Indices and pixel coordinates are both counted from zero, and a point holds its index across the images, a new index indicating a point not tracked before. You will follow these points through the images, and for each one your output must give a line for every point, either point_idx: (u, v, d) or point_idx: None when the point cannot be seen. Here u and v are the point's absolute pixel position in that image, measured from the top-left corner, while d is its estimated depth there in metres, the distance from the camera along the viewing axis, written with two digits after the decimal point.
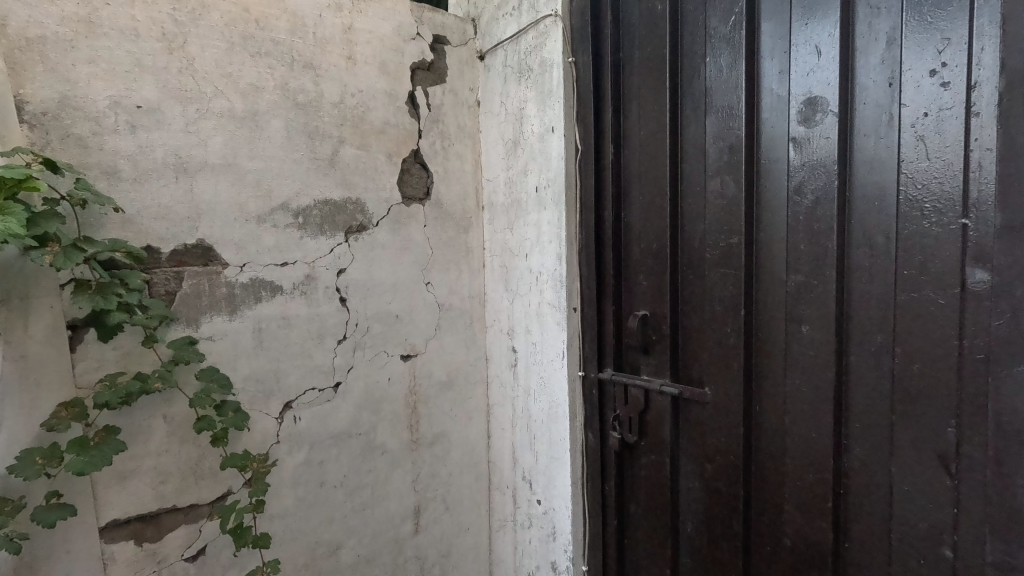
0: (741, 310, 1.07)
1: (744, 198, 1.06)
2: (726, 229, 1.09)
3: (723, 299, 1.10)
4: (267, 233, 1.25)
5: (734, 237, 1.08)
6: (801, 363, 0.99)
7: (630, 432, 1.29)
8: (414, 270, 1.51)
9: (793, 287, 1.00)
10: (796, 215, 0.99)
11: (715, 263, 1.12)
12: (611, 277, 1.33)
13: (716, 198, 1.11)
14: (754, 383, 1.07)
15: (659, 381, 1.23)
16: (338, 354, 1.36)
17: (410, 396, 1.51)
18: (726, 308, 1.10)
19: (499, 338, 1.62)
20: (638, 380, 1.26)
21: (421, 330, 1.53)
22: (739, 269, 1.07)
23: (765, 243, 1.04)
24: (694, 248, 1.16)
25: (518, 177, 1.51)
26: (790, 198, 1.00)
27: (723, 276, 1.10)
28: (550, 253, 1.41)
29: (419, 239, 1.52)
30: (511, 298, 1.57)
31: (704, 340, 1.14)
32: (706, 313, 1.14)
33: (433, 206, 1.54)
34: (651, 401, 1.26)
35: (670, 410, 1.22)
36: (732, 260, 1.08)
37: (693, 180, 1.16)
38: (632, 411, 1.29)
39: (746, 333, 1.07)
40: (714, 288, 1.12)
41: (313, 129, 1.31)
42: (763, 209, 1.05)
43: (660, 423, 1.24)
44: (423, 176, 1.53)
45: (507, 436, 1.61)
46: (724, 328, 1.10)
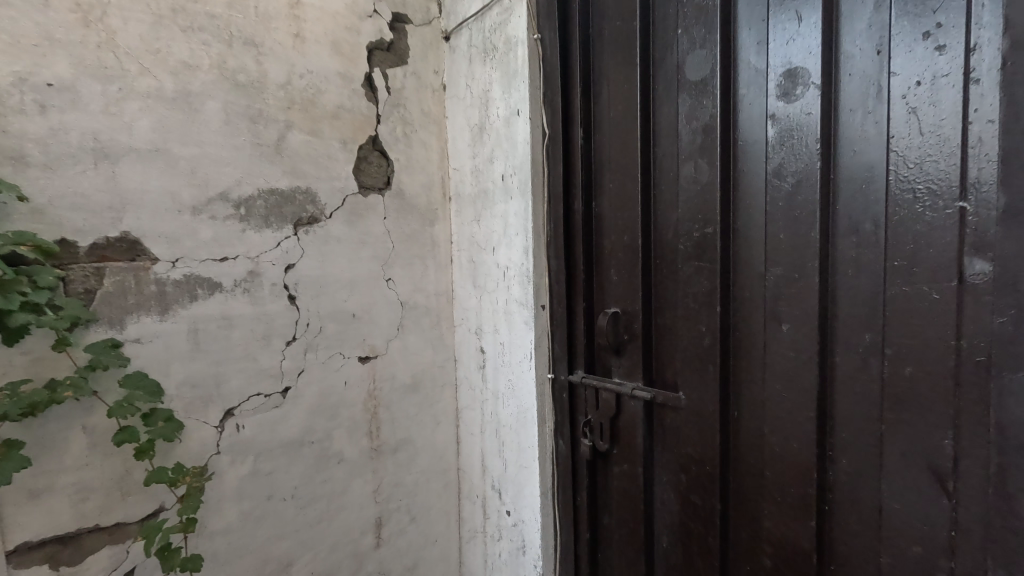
0: (717, 306, 0.97)
1: (719, 183, 0.96)
2: (700, 218, 1.00)
3: (699, 295, 1.00)
4: (204, 225, 1.14)
5: (710, 226, 0.98)
6: (782, 365, 0.89)
7: (602, 439, 1.19)
8: (373, 266, 1.41)
9: (773, 282, 0.90)
10: (776, 200, 0.89)
11: (689, 255, 1.02)
12: (581, 272, 1.23)
13: (690, 184, 1.01)
14: (731, 387, 0.98)
15: (631, 384, 1.13)
16: (287, 357, 1.26)
17: (370, 400, 1.41)
18: (700, 305, 1.00)
19: (468, 337, 1.52)
20: (610, 384, 1.16)
21: (382, 330, 1.43)
22: (714, 262, 0.97)
23: (742, 233, 0.95)
24: (667, 239, 1.06)
25: (484, 165, 1.41)
26: (769, 182, 0.90)
27: (699, 269, 1.00)
28: (517, 246, 1.31)
29: (379, 233, 1.41)
30: (479, 295, 1.47)
31: (678, 339, 1.05)
32: (680, 310, 1.04)
33: (394, 197, 1.44)
34: (624, 405, 1.16)
35: (643, 415, 1.12)
36: (708, 252, 0.98)
37: (666, 165, 1.07)
38: (603, 416, 1.19)
39: (722, 331, 0.97)
40: (689, 284, 1.02)
41: (256, 112, 1.21)
42: (741, 195, 0.95)
43: (633, 430, 1.14)
44: (383, 165, 1.43)
45: (477, 442, 1.51)
46: (700, 326, 1.00)
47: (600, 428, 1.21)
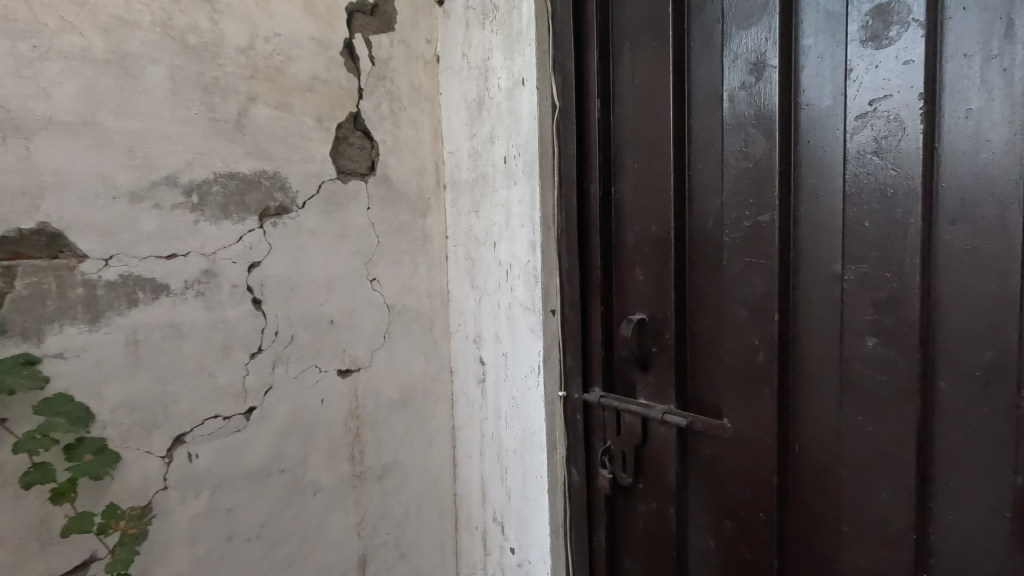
0: (776, 314, 0.78)
1: (779, 160, 0.77)
2: (752, 205, 0.80)
3: (750, 299, 0.81)
4: (145, 215, 0.95)
5: (768, 213, 0.78)
6: (865, 390, 0.71)
7: (624, 470, 1.01)
8: (355, 263, 1.21)
9: (852, 284, 0.71)
10: (857, 179, 0.70)
11: (736, 250, 0.82)
12: (598, 270, 1.03)
13: (740, 162, 0.82)
14: (792, 413, 0.79)
15: (661, 406, 0.94)
16: (251, 372, 1.07)
17: (352, 420, 1.22)
18: (752, 311, 0.81)
19: (465, 346, 1.32)
20: (634, 406, 0.97)
21: (366, 338, 1.24)
22: (772, 259, 0.78)
23: (808, 222, 0.76)
24: (707, 231, 0.87)
25: (483, 147, 1.21)
26: (848, 156, 0.70)
27: (749, 268, 0.81)
28: (522, 241, 1.11)
29: (361, 226, 1.22)
30: (477, 297, 1.27)
31: (725, 354, 0.85)
32: (726, 318, 0.85)
33: (379, 184, 1.25)
34: (651, 431, 0.97)
35: (675, 445, 0.93)
36: (763, 246, 0.79)
37: (705, 140, 0.87)
38: (626, 444, 1.00)
39: (781, 345, 0.79)
40: (736, 285, 0.83)
41: (211, 81, 1.01)
42: (806, 174, 0.75)
43: (663, 462, 0.95)
44: (366, 147, 1.23)
45: (475, 466, 1.32)
46: (753, 338, 0.81)
47: (622, 456, 1.02)
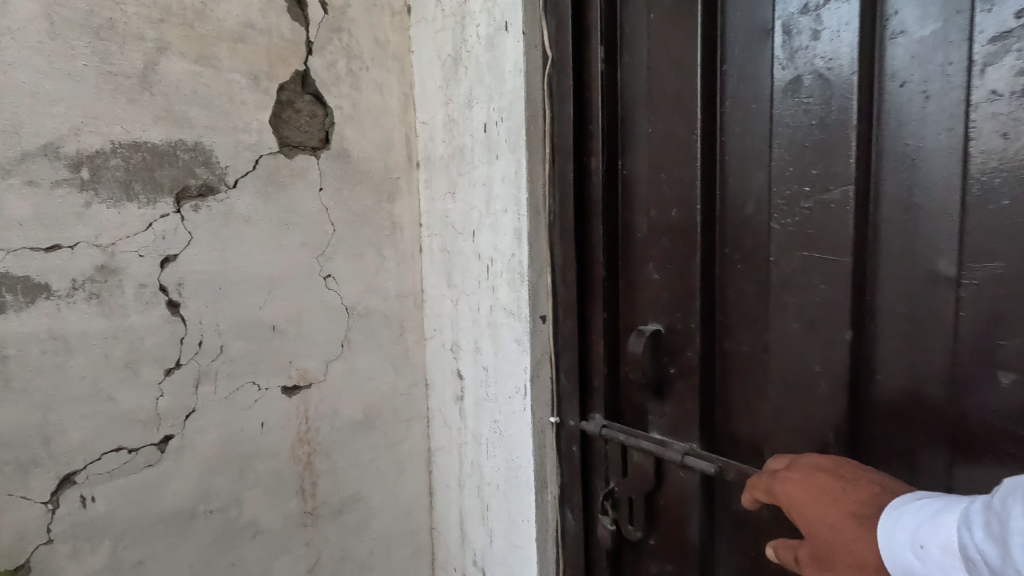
0: (851, 332, 0.56)
1: (860, 114, 0.54)
2: (816, 180, 0.58)
3: (812, 310, 0.59)
4: (13, 195, 0.73)
5: (841, 191, 0.56)
6: (990, 445, 0.49)
7: (632, 521, 0.79)
8: (303, 258, 0.99)
9: (973, 293, 0.49)
10: (986, 137, 0.47)
11: (793, 242, 0.60)
12: (601, 267, 0.81)
13: (800, 120, 0.59)
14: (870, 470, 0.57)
15: (679, 445, 0.73)
16: (166, 393, 0.86)
17: (301, 446, 1.01)
18: (814, 326, 0.59)
19: (442, 356, 1.11)
20: (645, 443, 0.76)
21: (319, 348, 1.02)
22: (842, 255, 0.56)
23: (897, 201, 0.53)
24: (748, 216, 0.65)
25: (461, 113, 0.98)
26: (972, 103, 0.48)
27: (811, 267, 0.59)
28: (505, 230, 0.89)
29: (311, 211, 1.00)
30: (455, 298, 1.05)
31: (774, 382, 0.63)
32: (775, 334, 0.63)
33: (335, 160, 1.02)
34: (667, 476, 0.75)
35: (699, 497, 0.71)
36: (832, 237, 0.57)
37: (746, 92, 0.64)
38: (635, 489, 0.78)
39: (858, 374, 0.57)
40: (789, 291, 0.61)
41: (104, 23, 0.78)
42: (899, 133, 0.52)
43: (682, 516, 0.74)
44: (318, 115, 1.00)
45: (454, 498, 1.11)
46: (815, 363, 0.59)
47: (630, 503, 0.81)
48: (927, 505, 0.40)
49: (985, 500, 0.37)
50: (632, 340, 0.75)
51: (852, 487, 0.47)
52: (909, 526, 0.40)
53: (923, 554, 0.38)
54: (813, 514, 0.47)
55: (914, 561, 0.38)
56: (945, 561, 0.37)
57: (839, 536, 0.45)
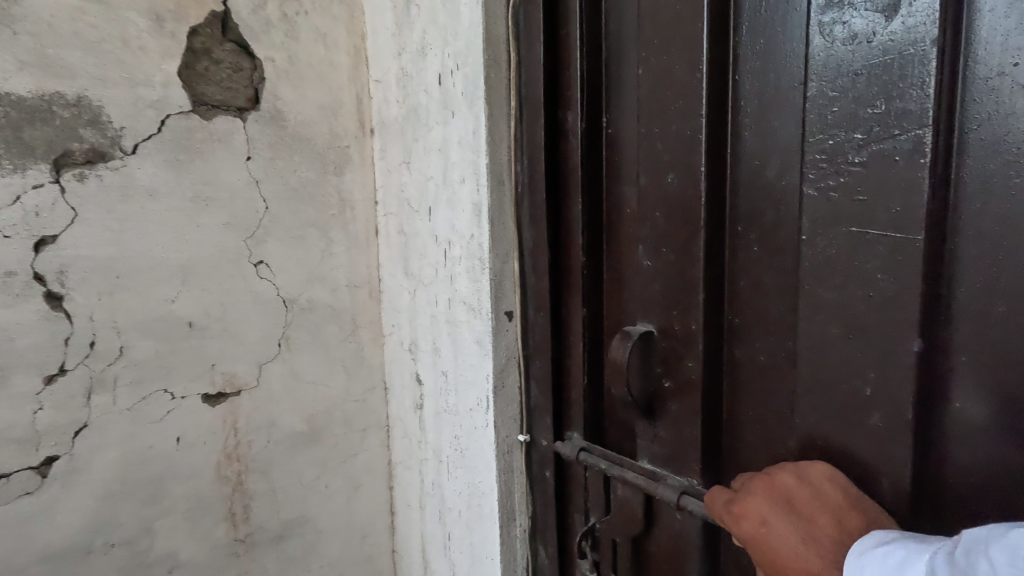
0: (919, 342, 0.39)
1: (946, 20, 0.36)
2: (876, 122, 0.40)
3: (860, 309, 0.42)
4: None
5: (911, 138, 0.38)
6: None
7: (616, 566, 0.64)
8: (226, 241, 0.83)
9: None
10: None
11: (835, 212, 0.43)
12: (580, 251, 0.65)
13: (851, 37, 0.41)
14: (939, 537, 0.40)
15: (672, 478, 0.56)
16: (47, 405, 0.71)
17: (229, 464, 0.85)
18: (860, 333, 0.42)
19: (401, 357, 0.94)
20: (630, 473, 0.59)
21: (249, 347, 0.86)
22: (908, 232, 0.39)
23: (1000, 153, 0.36)
24: (771, 181, 0.48)
25: (414, 64, 0.80)
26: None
27: (857, 252, 0.42)
28: (463, 205, 0.72)
29: (236, 184, 0.83)
30: (412, 289, 0.88)
31: (805, 406, 0.47)
32: (806, 342, 0.46)
33: (266, 124, 0.85)
34: (658, 517, 0.59)
35: (698, 549, 0.55)
36: (893, 204, 0.39)
37: (774, 7, 0.46)
38: (617, 529, 0.63)
39: (925, 401, 0.40)
40: (824, 282, 0.44)
41: None
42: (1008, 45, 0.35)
43: (675, 567, 0.58)
44: (244, 68, 0.83)
45: (415, 521, 0.96)
46: (865, 387, 0.42)
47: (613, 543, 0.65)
48: (889, 554, 0.33)
49: (951, 547, 0.31)
50: (616, 345, 0.58)
51: (810, 538, 0.39)
52: None
53: None
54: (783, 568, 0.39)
55: None
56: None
57: None
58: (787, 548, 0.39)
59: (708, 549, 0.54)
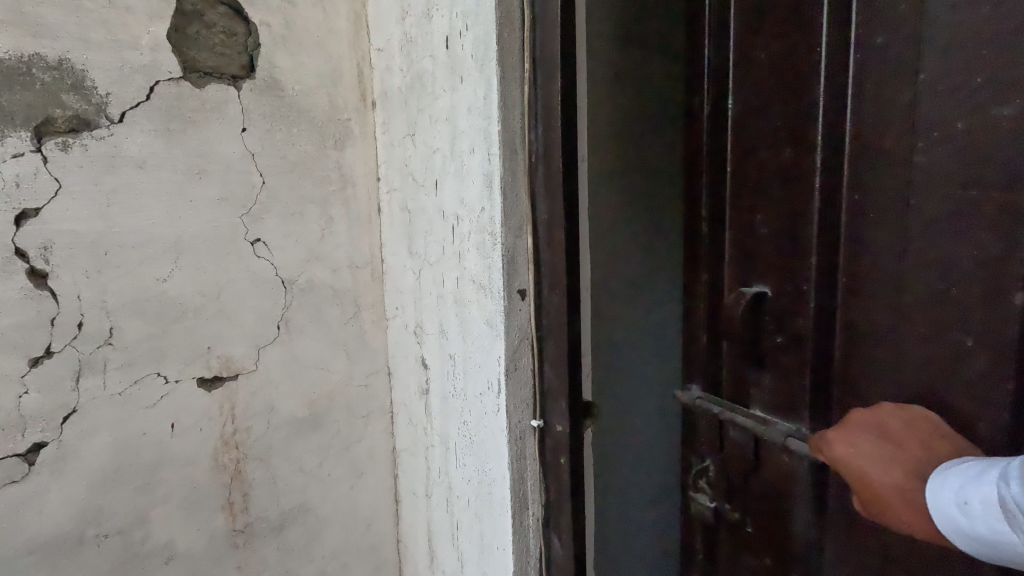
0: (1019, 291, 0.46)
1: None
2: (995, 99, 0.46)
3: (963, 269, 0.49)
4: None
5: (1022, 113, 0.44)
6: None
7: (732, 500, 0.78)
8: (220, 217, 0.78)
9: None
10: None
11: (947, 178, 0.49)
12: (706, 227, 0.75)
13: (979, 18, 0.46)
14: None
15: (780, 423, 0.68)
16: (33, 389, 0.67)
17: (227, 451, 0.82)
18: (969, 286, 0.49)
19: (405, 340, 0.91)
20: (742, 417, 0.72)
21: (246, 329, 0.82)
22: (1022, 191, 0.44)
23: None
24: (889, 152, 0.54)
25: (418, 28, 0.75)
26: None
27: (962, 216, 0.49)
28: (472, 176, 0.67)
29: (230, 157, 0.78)
30: (417, 269, 0.84)
31: (915, 352, 0.54)
32: (914, 297, 0.53)
33: (263, 94, 0.80)
34: (767, 457, 0.70)
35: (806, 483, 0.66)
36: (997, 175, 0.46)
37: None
38: (734, 466, 0.76)
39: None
40: (929, 243, 0.51)
41: None
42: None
43: (782, 499, 0.70)
44: (238, 33, 0.78)
45: (421, 510, 0.93)
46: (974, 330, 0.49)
47: (727, 480, 0.78)
48: (970, 467, 0.43)
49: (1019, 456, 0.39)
50: (732, 302, 0.69)
51: (896, 456, 0.50)
52: (954, 487, 0.43)
53: (968, 511, 0.41)
54: (869, 478, 0.50)
55: (961, 518, 0.42)
56: (988, 515, 0.40)
57: (892, 503, 0.48)
58: (873, 463, 0.51)
59: (814, 484, 0.65)
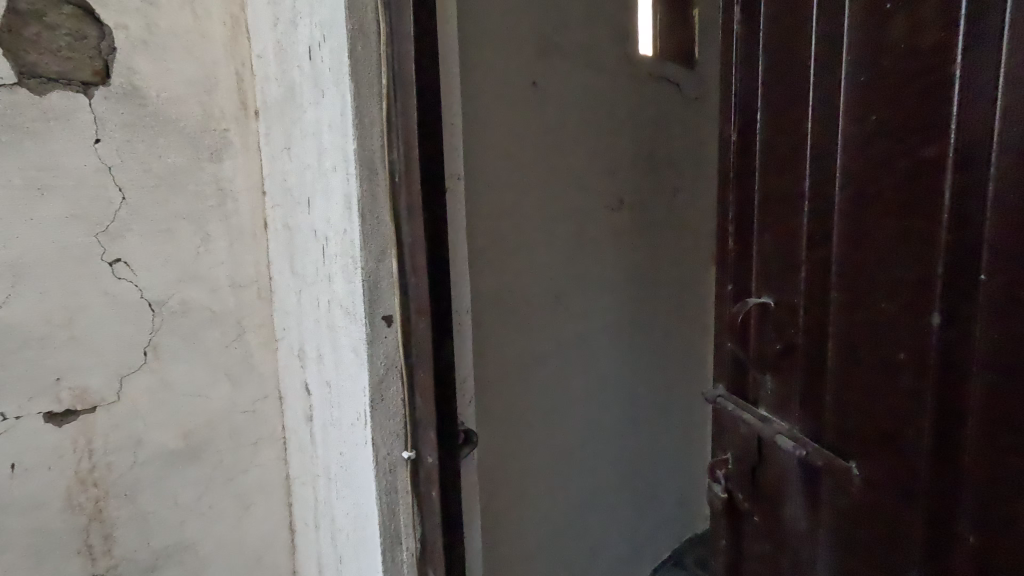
0: (982, 318, 0.51)
1: (998, 73, 0.48)
2: (890, 163, 0.58)
3: (902, 297, 0.58)
4: None
5: (873, 183, 0.60)
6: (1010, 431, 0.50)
7: (743, 491, 0.84)
8: (71, 236, 0.72)
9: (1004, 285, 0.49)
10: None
11: (871, 240, 0.60)
12: (731, 243, 0.81)
13: (876, 96, 0.58)
14: (909, 463, 0.59)
15: (778, 424, 0.75)
16: None
17: (84, 490, 0.75)
18: (894, 326, 0.59)
19: (292, 365, 0.86)
20: (749, 417, 0.78)
21: (106, 356, 0.76)
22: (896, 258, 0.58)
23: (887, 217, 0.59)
24: (873, 201, 0.60)
25: (287, 37, 0.71)
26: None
27: (819, 258, 0.67)
28: (335, 196, 0.64)
29: (80, 170, 0.72)
30: (298, 289, 0.79)
31: (803, 363, 0.70)
32: (881, 333, 0.61)
33: (121, 101, 0.74)
34: (770, 460, 0.77)
35: (798, 486, 0.73)
36: (960, 217, 0.52)
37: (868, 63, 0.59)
38: (779, 476, 0.76)
39: (870, 356, 0.62)
40: (812, 276, 0.68)
41: None
42: (1000, 101, 0.48)
43: (776, 499, 0.77)
44: (89, 37, 0.72)
45: (312, 541, 0.88)
46: (891, 351, 0.60)
47: (746, 481, 0.82)
48: None
49: None
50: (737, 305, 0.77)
51: None
52: None
53: None
54: None
55: None
56: None
57: None
58: None
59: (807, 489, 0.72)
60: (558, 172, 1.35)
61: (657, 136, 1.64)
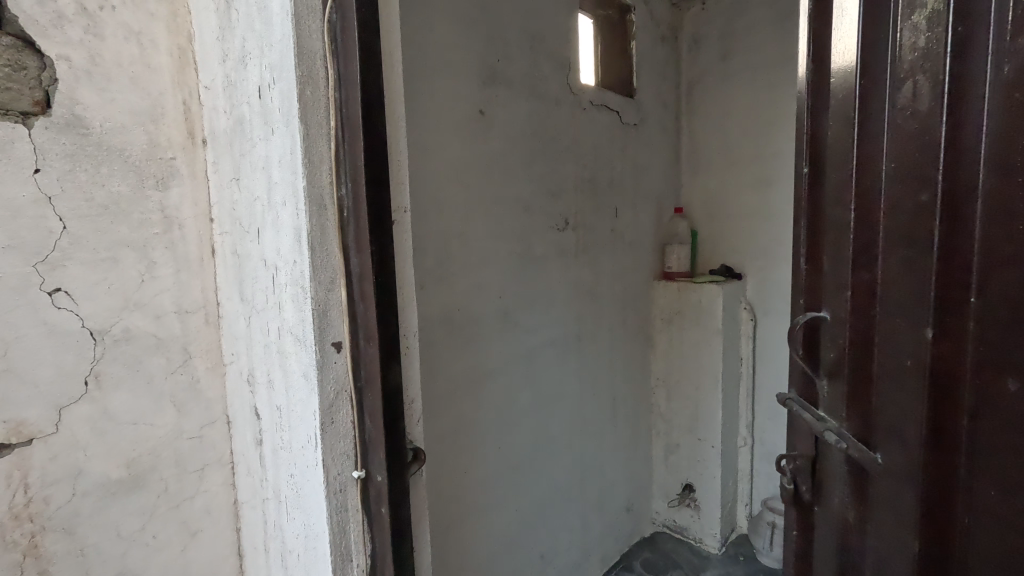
0: (970, 337, 0.46)
1: (986, 79, 0.43)
2: (902, 176, 0.53)
3: (911, 294, 0.52)
4: None
5: (896, 196, 0.54)
6: (994, 464, 0.44)
7: (809, 492, 0.75)
8: (7, 266, 0.70)
9: (995, 302, 0.43)
10: (1006, 136, 0.41)
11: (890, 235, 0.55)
12: (803, 261, 0.74)
13: (895, 103, 0.53)
14: (903, 490, 0.54)
15: (833, 423, 0.66)
16: None
17: (17, 526, 0.73)
18: (906, 320, 0.53)
19: (240, 389, 0.87)
20: (807, 416, 0.71)
21: (44, 388, 0.74)
22: (911, 250, 0.52)
23: (897, 215, 0.54)
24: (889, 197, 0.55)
25: (236, 73, 0.74)
26: (963, 104, 0.45)
27: (863, 274, 0.60)
28: (286, 229, 0.66)
29: (18, 201, 0.71)
30: (247, 316, 0.81)
31: (851, 382, 0.63)
32: (894, 328, 0.55)
33: (63, 132, 0.74)
34: (830, 456, 0.69)
35: (847, 482, 0.65)
36: (953, 216, 0.47)
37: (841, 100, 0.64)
38: (835, 478, 0.67)
39: (893, 378, 0.55)
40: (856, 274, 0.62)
41: None
42: (990, 108, 0.43)
43: (832, 498, 0.69)
44: (29, 67, 0.72)
45: (261, 564, 0.89)
46: (901, 369, 0.54)
47: (812, 482, 0.74)
48: None
49: None
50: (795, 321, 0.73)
51: None
52: None
53: None
54: None
55: None
56: None
57: None
58: None
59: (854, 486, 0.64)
60: (504, 195, 1.42)
61: (598, 160, 1.75)
